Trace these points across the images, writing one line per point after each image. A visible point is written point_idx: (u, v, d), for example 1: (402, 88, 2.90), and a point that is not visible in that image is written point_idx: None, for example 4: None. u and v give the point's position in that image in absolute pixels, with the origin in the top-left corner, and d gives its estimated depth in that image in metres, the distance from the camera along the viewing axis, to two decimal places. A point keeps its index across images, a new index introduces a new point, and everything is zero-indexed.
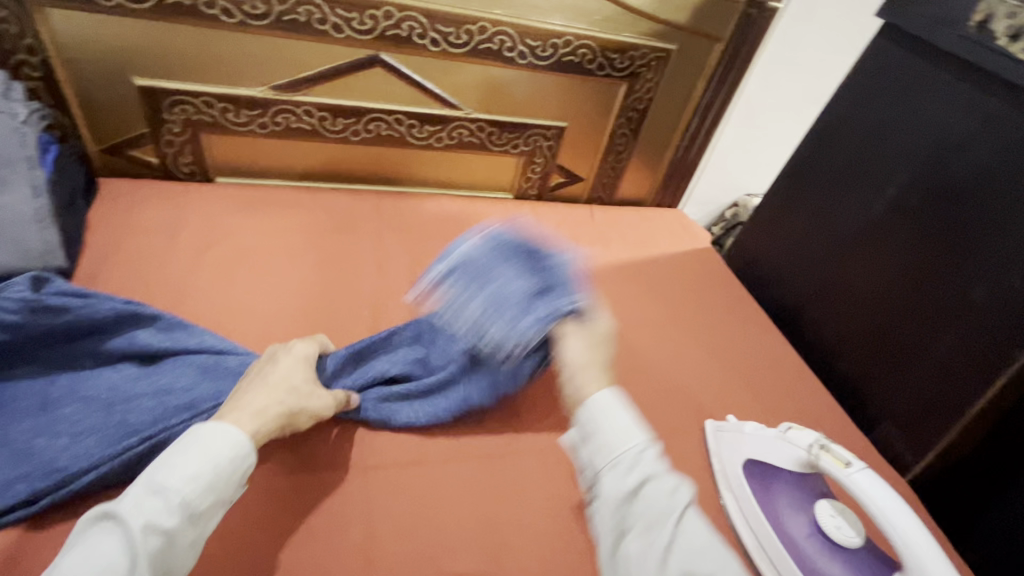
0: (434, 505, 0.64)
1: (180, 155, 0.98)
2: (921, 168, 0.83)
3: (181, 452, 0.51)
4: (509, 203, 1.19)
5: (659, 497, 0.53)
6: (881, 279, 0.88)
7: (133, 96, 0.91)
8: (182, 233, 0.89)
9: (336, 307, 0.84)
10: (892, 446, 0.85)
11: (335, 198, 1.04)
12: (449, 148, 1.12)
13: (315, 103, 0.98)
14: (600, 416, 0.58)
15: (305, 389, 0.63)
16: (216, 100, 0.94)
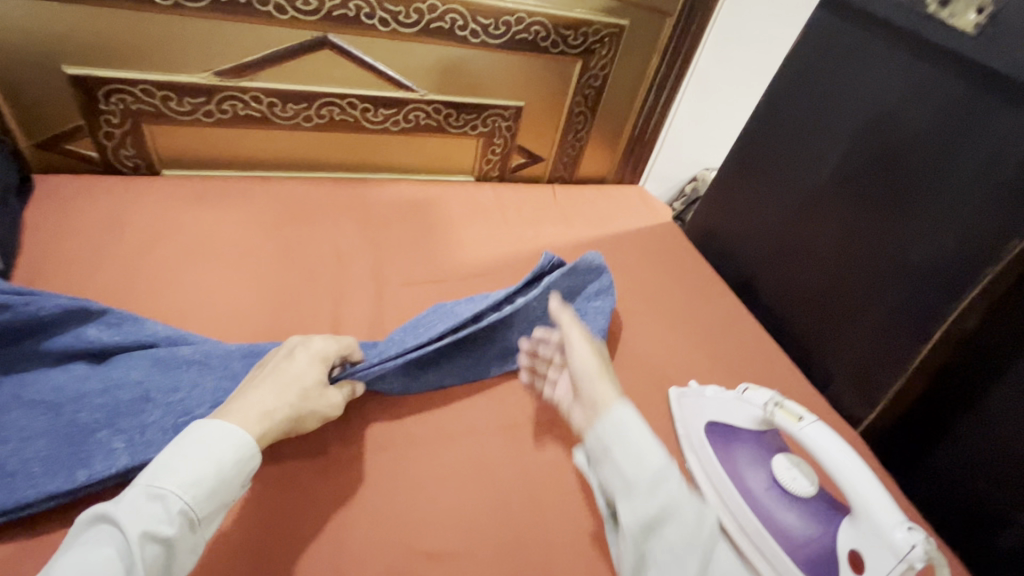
0: (402, 487, 0.62)
1: (122, 147, 0.95)
2: (863, 133, 0.84)
3: (183, 452, 0.48)
4: (470, 185, 1.17)
5: (688, 530, 0.51)
6: (827, 243, 0.90)
7: (66, 87, 0.87)
8: (127, 228, 0.86)
9: (288, 295, 0.82)
10: (845, 402, 0.89)
11: (288, 186, 1.02)
12: (406, 132, 1.09)
13: (262, 89, 0.95)
14: (612, 439, 0.56)
15: (316, 390, 0.58)
16: (156, 88, 0.91)
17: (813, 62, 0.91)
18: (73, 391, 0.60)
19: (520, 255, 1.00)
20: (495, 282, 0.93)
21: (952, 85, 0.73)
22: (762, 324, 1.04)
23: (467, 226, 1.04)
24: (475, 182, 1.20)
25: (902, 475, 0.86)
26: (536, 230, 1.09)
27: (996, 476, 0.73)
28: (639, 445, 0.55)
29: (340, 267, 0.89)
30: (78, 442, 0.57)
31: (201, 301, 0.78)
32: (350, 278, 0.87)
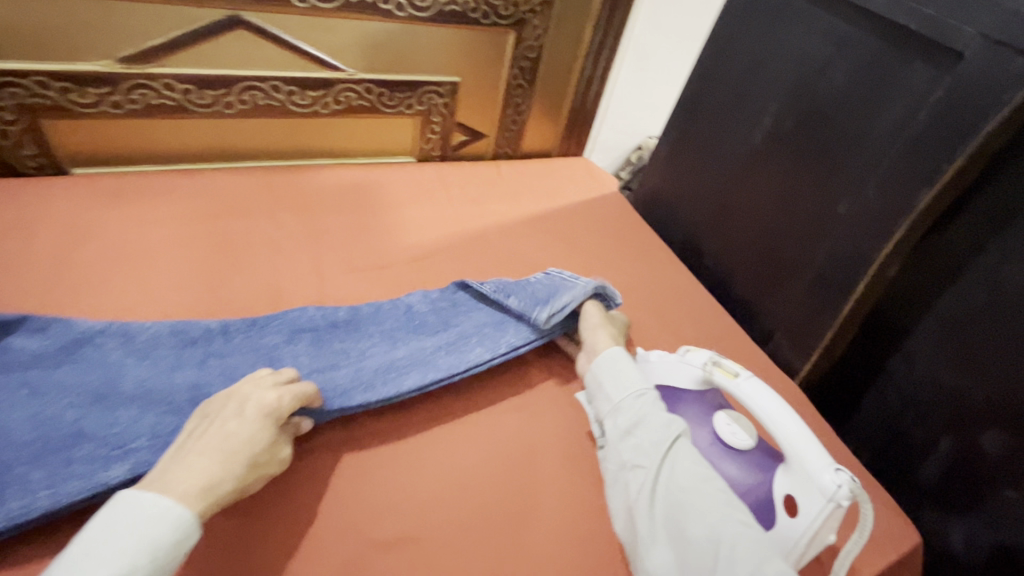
0: (350, 483, 0.61)
1: (24, 148, 0.88)
2: (793, 93, 0.86)
3: (110, 538, 0.44)
4: (411, 167, 1.14)
5: (655, 431, 0.60)
6: (763, 204, 0.92)
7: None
8: (35, 235, 0.79)
9: (221, 293, 0.78)
10: (784, 356, 0.92)
11: (213, 179, 0.96)
12: (338, 114, 1.05)
13: (175, 75, 0.89)
14: (605, 372, 0.68)
15: (264, 456, 0.54)
16: (52, 78, 0.83)
17: (746, 27, 0.92)
18: None
19: (465, 238, 0.98)
20: (441, 266, 0.91)
21: (870, 42, 0.75)
22: (709, 287, 1.07)
23: (410, 210, 1.01)
24: (416, 163, 1.17)
25: (842, 414, 0.92)
26: (482, 208, 1.07)
27: (926, 407, 0.78)
28: (615, 374, 0.67)
29: (277, 260, 0.85)
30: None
31: (126, 307, 0.73)
32: (285, 271, 0.84)
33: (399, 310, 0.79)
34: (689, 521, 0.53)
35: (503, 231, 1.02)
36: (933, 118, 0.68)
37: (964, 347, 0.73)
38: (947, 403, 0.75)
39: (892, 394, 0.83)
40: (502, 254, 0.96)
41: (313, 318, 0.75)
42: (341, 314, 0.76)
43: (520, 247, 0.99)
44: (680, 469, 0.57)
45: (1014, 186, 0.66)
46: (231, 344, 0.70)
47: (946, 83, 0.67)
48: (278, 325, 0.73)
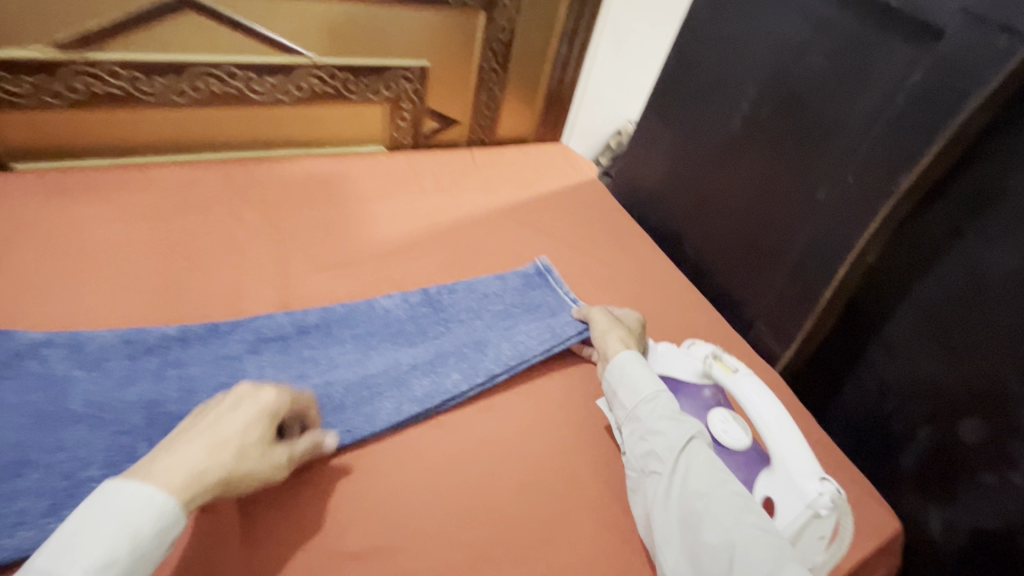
0: (479, 458, 0.64)
1: (197, 135, 0.93)
2: (770, 75, 0.82)
3: (189, 446, 0.48)
4: (511, 154, 1.19)
5: (797, 474, 0.55)
6: (800, 219, 0.80)
7: (140, 73, 0.83)
8: (209, 212, 0.85)
9: (348, 269, 0.82)
10: (763, 343, 0.89)
11: (332, 162, 1.00)
12: (468, 96, 1.12)
13: (340, 65, 0.95)
14: (748, 394, 0.61)
15: (250, 451, 0.50)
16: (239, 69, 0.89)
17: (716, 11, 0.89)
18: (151, 402, 0.60)
19: (581, 218, 1.04)
20: (556, 246, 0.96)
21: (850, 21, 0.71)
22: (740, 330, 0.93)
23: (529, 193, 1.08)
24: (517, 149, 1.21)
25: (893, 478, 0.76)
26: (585, 202, 1.09)
27: (1009, 457, 0.63)
28: (642, 375, 0.64)
29: (406, 237, 0.90)
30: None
31: (284, 281, 0.78)
32: (402, 252, 0.87)
33: (489, 301, 0.81)
34: (704, 528, 0.52)
35: (606, 226, 1.04)
36: (912, 101, 0.65)
37: (941, 332, 0.69)
38: (925, 391, 0.72)
39: (958, 446, 0.68)
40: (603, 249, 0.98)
41: (418, 300, 0.79)
42: (442, 300, 0.80)
43: (631, 230, 1.04)
44: (693, 469, 0.56)
45: (990, 167, 0.62)
46: (357, 322, 0.74)
47: (925, 65, 0.64)
48: (361, 317, 0.75)
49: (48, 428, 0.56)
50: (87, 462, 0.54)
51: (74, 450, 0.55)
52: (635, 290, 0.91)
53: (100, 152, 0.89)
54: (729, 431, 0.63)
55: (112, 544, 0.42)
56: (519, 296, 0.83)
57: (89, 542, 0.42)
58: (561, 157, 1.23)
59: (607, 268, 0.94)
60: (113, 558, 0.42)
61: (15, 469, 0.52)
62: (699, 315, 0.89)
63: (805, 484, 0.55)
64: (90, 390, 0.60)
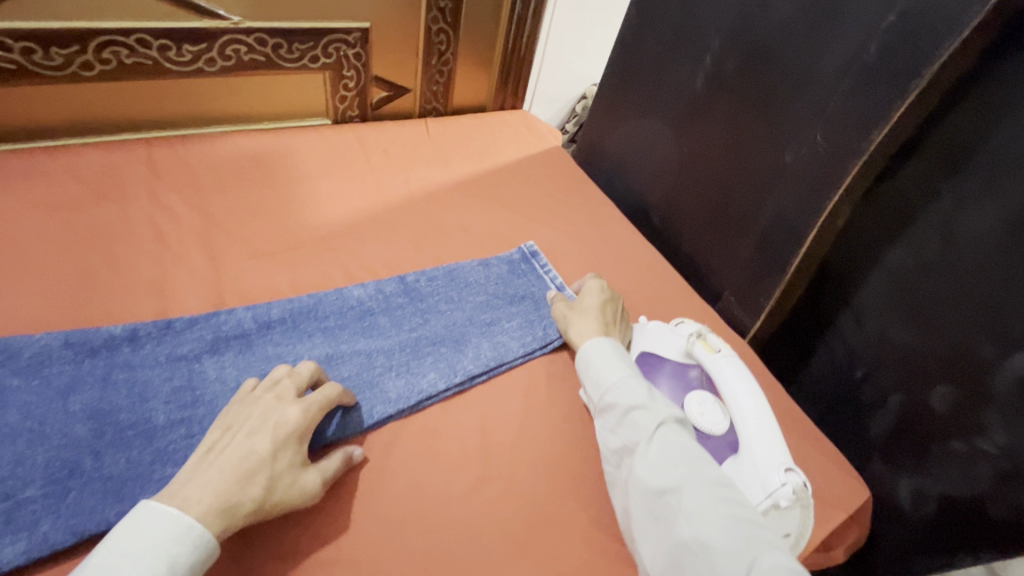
0: (435, 455, 0.60)
1: (114, 112, 0.85)
2: (734, 28, 0.76)
3: (216, 474, 0.48)
4: (469, 123, 1.11)
5: (764, 463, 0.53)
6: (770, 182, 0.76)
7: (34, 43, 0.74)
8: (127, 199, 0.77)
9: (288, 256, 0.76)
10: (733, 314, 0.85)
11: (271, 138, 0.92)
12: (417, 61, 1.04)
13: (268, 30, 0.86)
14: (727, 380, 0.58)
15: (282, 481, 0.50)
16: (152, 36, 0.79)
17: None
18: (102, 411, 0.55)
19: (544, 188, 0.98)
20: (516, 221, 0.90)
21: None
22: (708, 300, 0.90)
23: (487, 164, 1.01)
24: (474, 118, 1.14)
25: (862, 445, 0.75)
26: (548, 171, 1.03)
27: (980, 426, 0.61)
28: (616, 360, 0.60)
29: (351, 217, 0.83)
30: (139, 449, 0.54)
31: (214, 272, 0.72)
32: (348, 233, 0.81)
33: (467, 289, 0.77)
34: (678, 521, 0.47)
35: (569, 195, 0.98)
36: (885, 50, 0.60)
37: (914, 296, 0.66)
38: (897, 360, 0.69)
39: (929, 415, 0.66)
40: (567, 221, 0.92)
41: (393, 289, 0.74)
42: (420, 288, 0.75)
43: (596, 200, 0.99)
44: (661, 459, 0.51)
45: (967, 120, 0.58)
46: (326, 314, 0.69)
47: (899, 7, 0.58)
48: (328, 310, 0.70)
49: None
50: (28, 480, 0.50)
51: (12, 468, 0.50)
52: (599, 263, 0.86)
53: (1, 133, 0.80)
54: (706, 415, 0.58)
55: (151, 571, 0.41)
56: (502, 285, 0.78)
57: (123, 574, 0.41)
58: (521, 124, 1.16)
59: (570, 241, 0.89)
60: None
61: None
62: (666, 287, 0.85)
63: (768, 474, 0.52)
64: (28, 398, 0.54)
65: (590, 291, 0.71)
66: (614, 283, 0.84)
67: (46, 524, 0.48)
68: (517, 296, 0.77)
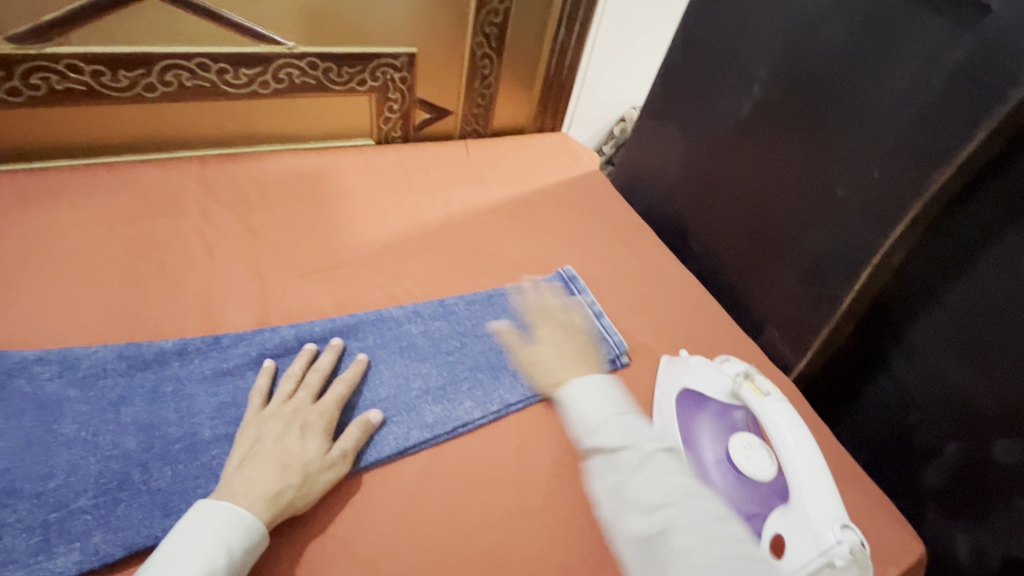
0: (473, 485, 0.59)
1: (171, 132, 0.88)
2: (783, 57, 0.75)
3: (258, 465, 0.52)
4: (508, 145, 1.12)
5: (814, 515, 0.50)
6: (818, 213, 0.73)
7: (104, 66, 0.78)
8: (181, 214, 0.80)
9: (329, 275, 0.77)
10: (776, 349, 0.83)
11: (318, 157, 0.95)
12: (460, 84, 1.05)
13: (320, 54, 0.89)
14: (774, 423, 0.55)
15: (316, 464, 0.54)
16: (212, 60, 0.83)
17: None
18: (153, 425, 0.57)
19: (583, 212, 0.98)
20: (555, 245, 0.90)
21: None
22: (749, 331, 0.88)
23: (526, 187, 1.01)
24: (514, 140, 1.14)
25: (918, 493, 0.70)
26: (588, 196, 1.02)
27: None
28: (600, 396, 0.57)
29: (392, 237, 0.84)
30: (185, 463, 0.55)
31: (261, 288, 0.73)
32: (388, 253, 0.82)
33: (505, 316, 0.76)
34: (671, 566, 0.45)
35: (609, 220, 0.98)
36: (951, 84, 0.58)
37: (977, 339, 0.63)
38: (956, 405, 0.65)
39: (991, 467, 0.62)
40: (605, 247, 0.92)
41: (431, 311, 0.74)
42: (457, 311, 0.75)
43: (635, 225, 0.98)
44: (649, 491, 0.49)
45: None
46: (365, 334, 0.70)
47: (967, 42, 0.56)
48: (368, 331, 0.70)
49: (37, 455, 0.53)
50: (80, 491, 0.51)
51: (65, 478, 0.52)
52: (638, 291, 0.85)
53: (66, 150, 0.84)
54: (752, 460, 0.57)
55: (213, 554, 0.46)
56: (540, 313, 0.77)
57: (189, 557, 0.45)
58: (560, 147, 1.16)
59: (609, 266, 0.88)
60: (211, 569, 0.45)
61: (3, 499, 0.49)
62: (706, 319, 0.83)
63: (822, 528, 0.49)
64: (83, 409, 0.56)
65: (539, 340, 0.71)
66: (654, 312, 0.82)
67: (97, 535, 0.49)
68: None
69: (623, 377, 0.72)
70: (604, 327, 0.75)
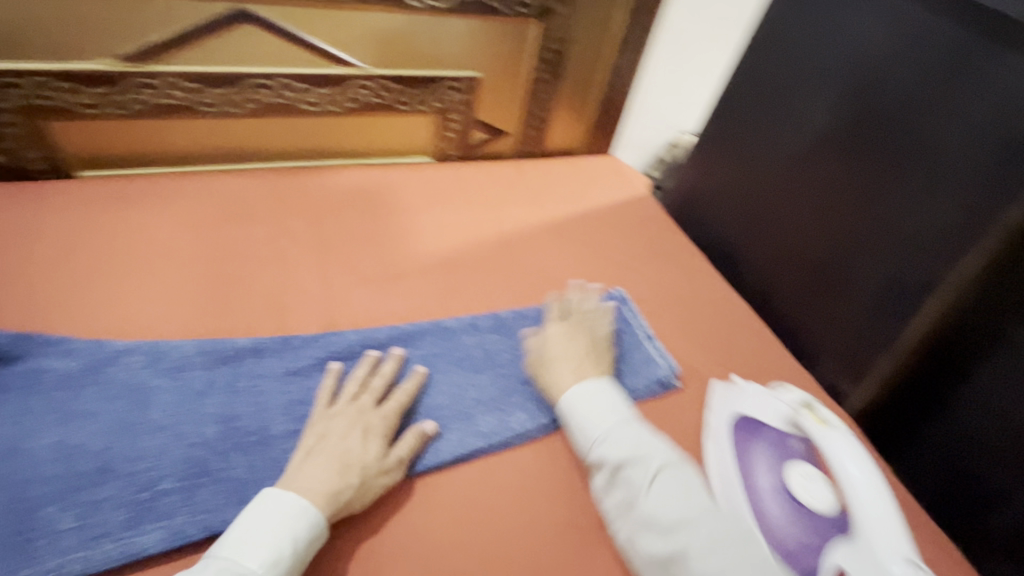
0: (524, 496, 0.61)
1: (249, 145, 0.95)
2: (847, 93, 0.77)
3: (321, 461, 0.55)
4: (559, 166, 1.15)
5: (880, 550, 0.49)
6: (882, 245, 0.73)
7: (197, 84, 0.85)
8: (256, 221, 0.85)
9: (389, 284, 0.81)
10: (832, 382, 0.81)
11: (380, 173, 1.00)
12: (517, 107, 1.10)
13: (390, 77, 0.94)
14: (835, 454, 0.55)
15: (373, 466, 0.56)
16: (292, 80, 0.89)
17: (782, 26, 0.84)
18: (229, 417, 0.61)
19: (633, 234, 0.99)
20: (605, 266, 0.92)
21: (954, 36, 0.65)
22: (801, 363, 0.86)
23: (577, 208, 1.03)
24: (565, 162, 1.17)
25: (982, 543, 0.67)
26: (638, 218, 1.04)
27: None
28: (605, 409, 0.62)
29: (448, 251, 0.88)
30: (258, 455, 0.58)
31: (327, 294, 0.78)
32: (445, 266, 0.85)
33: None
34: None
35: (658, 243, 0.99)
36: None
37: None
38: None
39: None
40: (655, 270, 0.93)
41: (486, 323, 0.77)
42: (511, 325, 0.78)
43: (685, 250, 0.99)
44: (660, 509, 0.54)
45: None
46: (424, 342, 0.73)
47: None
48: (426, 340, 0.73)
49: (127, 438, 0.57)
50: (165, 474, 0.55)
51: (152, 461, 0.56)
52: (688, 315, 0.86)
53: (156, 160, 0.91)
54: (810, 489, 0.58)
55: (281, 544, 0.49)
56: None
57: (262, 541, 0.48)
58: (610, 170, 1.18)
59: (658, 289, 0.89)
60: (279, 556, 0.48)
61: (98, 477, 0.54)
62: (757, 346, 0.83)
63: (889, 563, 0.48)
64: (168, 399, 0.61)
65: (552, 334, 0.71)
66: (704, 336, 0.82)
67: (179, 517, 0.52)
68: None
69: (673, 400, 0.73)
70: (655, 348, 0.77)
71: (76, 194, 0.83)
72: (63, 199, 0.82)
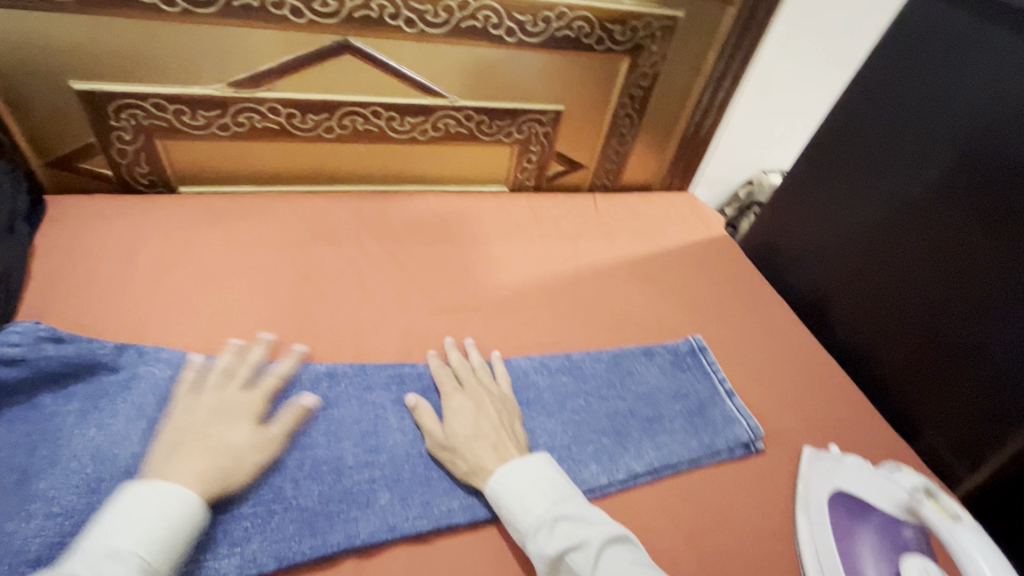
0: None
1: (335, 168, 0.97)
2: (963, 149, 0.71)
3: (186, 451, 0.53)
4: (634, 201, 1.12)
5: None
6: (1004, 317, 0.66)
7: (297, 110, 0.88)
8: (338, 244, 0.87)
9: (465, 316, 0.80)
10: (939, 460, 0.74)
11: (458, 201, 1.00)
12: (597, 140, 1.08)
13: (476, 107, 0.95)
14: (966, 554, 0.48)
15: (241, 446, 0.55)
16: (384, 109, 0.91)
17: (886, 74, 0.80)
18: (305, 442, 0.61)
19: (713, 278, 0.95)
20: (684, 310, 0.88)
21: None
22: (901, 434, 0.79)
23: (654, 246, 1.00)
24: (640, 197, 1.15)
25: None
26: (718, 261, 0.99)
27: None
28: (531, 489, 0.56)
29: (524, 285, 0.86)
30: (330, 485, 0.58)
31: (404, 323, 0.78)
32: (521, 301, 0.84)
33: (632, 379, 0.75)
34: None
35: (740, 289, 0.94)
36: None
37: None
38: None
39: None
40: (738, 318, 0.88)
41: (558, 364, 0.74)
42: (584, 367, 0.75)
43: (769, 299, 0.93)
44: None
45: None
46: None
47: None
48: None
49: None
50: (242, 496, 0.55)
51: None
52: (774, 371, 0.80)
53: (250, 178, 0.95)
54: None
55: (155, 527, 0.47)
56: (667, 381, 0.75)
57: (134, 530, 0.47)
58: (688, 207, 1.14)
59: (741, 340, 0.85)
60: (157, 536, 0.47)
61: None
62: (850, 411, 0.77)
63: None
64: None
65: (454, 410, 0.64)
66: (792, 396, 0.77)
67: (254, 543, 0.53)
68: (680, 395, 0.74)
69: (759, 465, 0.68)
70: (737, 406, 0.73)
71: (177, 208, 0.88)
72: (165, 212, 0.87)
